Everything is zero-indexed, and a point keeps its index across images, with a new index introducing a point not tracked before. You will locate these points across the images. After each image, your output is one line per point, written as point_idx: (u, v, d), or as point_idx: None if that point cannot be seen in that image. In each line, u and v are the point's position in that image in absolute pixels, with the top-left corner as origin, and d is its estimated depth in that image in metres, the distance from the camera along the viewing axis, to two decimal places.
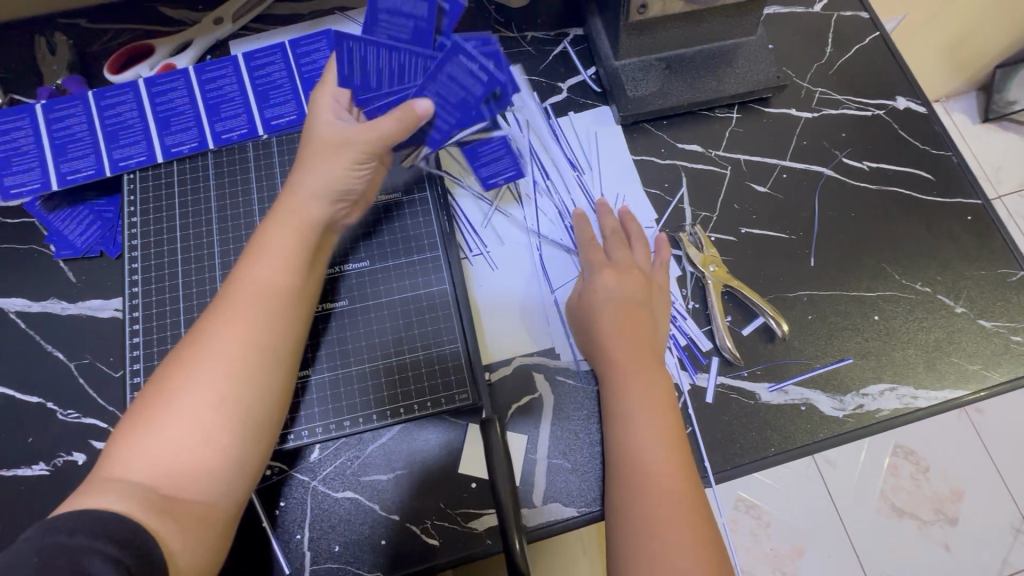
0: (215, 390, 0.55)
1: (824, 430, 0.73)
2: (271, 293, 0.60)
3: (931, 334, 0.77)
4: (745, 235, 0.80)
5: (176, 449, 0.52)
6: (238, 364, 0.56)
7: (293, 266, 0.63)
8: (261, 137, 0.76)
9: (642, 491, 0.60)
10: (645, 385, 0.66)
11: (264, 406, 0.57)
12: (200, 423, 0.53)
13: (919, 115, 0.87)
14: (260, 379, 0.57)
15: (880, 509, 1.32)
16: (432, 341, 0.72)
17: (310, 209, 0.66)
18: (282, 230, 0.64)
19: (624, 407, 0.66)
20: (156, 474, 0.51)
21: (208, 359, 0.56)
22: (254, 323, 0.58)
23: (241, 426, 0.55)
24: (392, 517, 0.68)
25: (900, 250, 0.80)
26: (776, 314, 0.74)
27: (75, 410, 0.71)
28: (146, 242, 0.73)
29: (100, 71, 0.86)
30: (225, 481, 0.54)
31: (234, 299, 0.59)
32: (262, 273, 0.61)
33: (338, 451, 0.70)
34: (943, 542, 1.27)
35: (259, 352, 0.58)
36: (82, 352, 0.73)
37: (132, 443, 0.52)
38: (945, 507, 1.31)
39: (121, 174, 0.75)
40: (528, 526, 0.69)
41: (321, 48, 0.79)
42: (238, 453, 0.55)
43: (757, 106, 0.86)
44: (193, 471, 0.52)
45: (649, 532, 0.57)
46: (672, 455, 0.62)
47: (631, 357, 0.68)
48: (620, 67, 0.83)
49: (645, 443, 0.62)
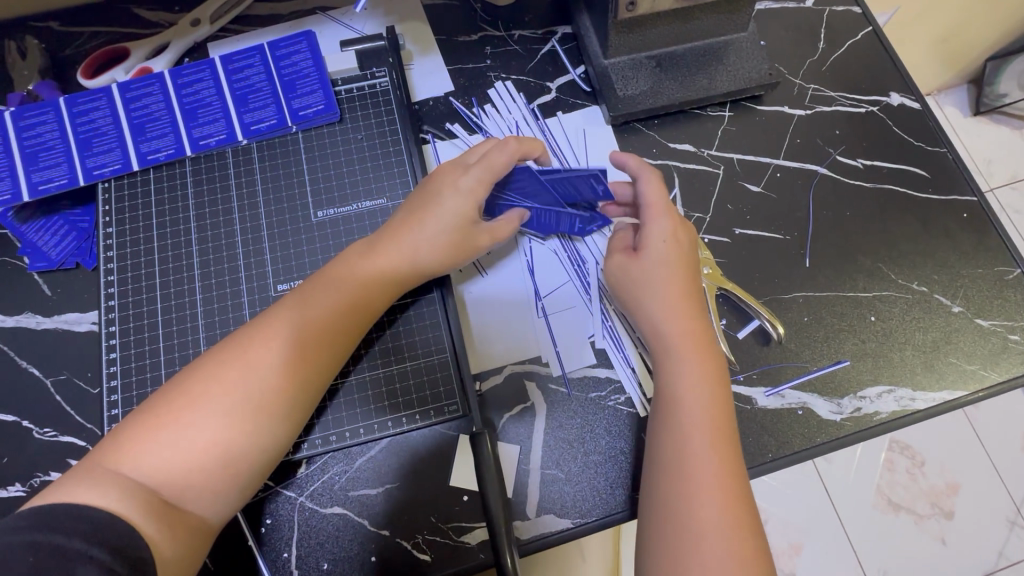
0: (246, 417, 0.55)
1: (822, 434, 0.72)
2: (331, 330, 0.61)
3: (929, 334, 0.75)
4: (740, 236, 0.79)
5: (192, 460, 0.53)
6: (279, 401, 0.57)
7: (352, 300, 0.63)
8: (241, 143, 0.74)
9: (692, 487, 0.56)
10: (700, 377, 0.63)
11: (281, 436, 0.58)
12: (221, 445, 0.54)
13: (913, 111, 0.86)
14: (288, 414, 0.58)
15: (878, 503, 1.30)
16: (419, 352, 0.71)
17: (382, 246, 0.66)
18: (361, 274, 0.64)
19: (680, 396, 0.62)
20: (165, 479, 0.52)
21: (252, 383, 0.56)
22: (310, 364, 0.59)
23: (259, 458, 0.56)
24: (382, 533, 0.66)
25: (896, 249, 0.79)
26: (771, 317, 0.73)
27: (51, 428, 0.68)
28: (123, 253, 0.70)
29: (73, 75, 0.83)
30: (224, 501, 0.55)
31: (298, 315, 0.60)
32: (328, 307, 0.61)
33: (326, 466, 0.68)
34: (938, 536, 1.27)
35: (303, 393, 0.59)
36: (59, 368, 0.70)
37: (152, 441, 0.52)
38: (937, 504, 1.30)
39: (95, 183, 0.72)
40: (522, 539, 0.67)
41: (302, 50, 0.77)
42: (248, 478, 0.56)
43: (750, 103, 0.85)
44: (200, 485, 0.53)
45: (694, 531, 0.54)
46: (723, 455, 0.58)
47: (693, 346, 0.64)
48: (609, 66, 0.81)
49: (698, 434, 0.59)
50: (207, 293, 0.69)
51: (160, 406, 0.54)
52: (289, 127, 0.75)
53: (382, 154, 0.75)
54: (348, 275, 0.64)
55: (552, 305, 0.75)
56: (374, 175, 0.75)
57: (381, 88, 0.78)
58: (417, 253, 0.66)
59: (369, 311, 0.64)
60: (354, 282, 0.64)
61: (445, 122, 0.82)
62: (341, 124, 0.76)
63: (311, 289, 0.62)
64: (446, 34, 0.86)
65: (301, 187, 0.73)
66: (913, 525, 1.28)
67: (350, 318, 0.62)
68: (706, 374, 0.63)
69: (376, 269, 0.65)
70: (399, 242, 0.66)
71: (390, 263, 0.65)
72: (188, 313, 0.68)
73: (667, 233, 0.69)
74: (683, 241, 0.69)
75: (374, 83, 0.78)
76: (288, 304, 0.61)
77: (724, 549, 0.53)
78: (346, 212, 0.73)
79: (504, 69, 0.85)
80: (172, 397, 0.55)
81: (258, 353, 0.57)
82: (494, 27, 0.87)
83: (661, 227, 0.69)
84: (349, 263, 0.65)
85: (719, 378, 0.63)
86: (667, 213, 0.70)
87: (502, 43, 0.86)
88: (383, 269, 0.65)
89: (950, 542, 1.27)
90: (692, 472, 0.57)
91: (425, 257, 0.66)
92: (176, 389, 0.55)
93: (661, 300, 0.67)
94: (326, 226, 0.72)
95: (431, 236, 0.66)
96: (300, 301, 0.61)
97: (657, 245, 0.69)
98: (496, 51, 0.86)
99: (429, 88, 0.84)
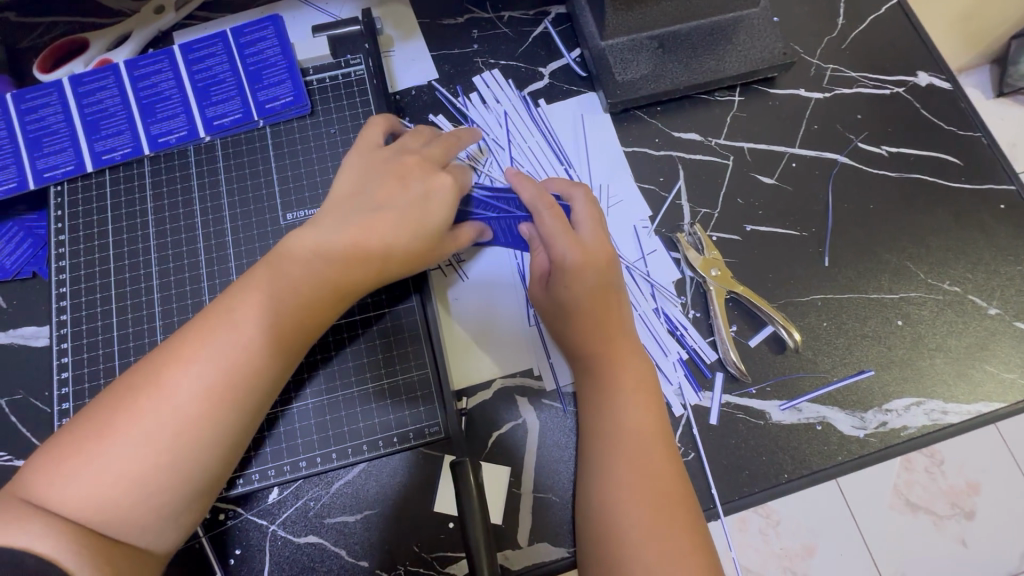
0: (170, 442, 0.49)
1: (843, 452, 0.65)
2: (271, 340, 0.53)
3: (963, 339, 0.68)
4: (751, 233, 0.72)
5: (112, 488, 0.47)
6: (207, 423, 0.50)
7: (295, 305, 0.55)
8: (203, 140, 0.68)
9: (624, 497, 0.54)
10: (631, 382, 0.59)
11: (220, 458, 0.51)
12: (145, 473, 0.48)
13: (943, 92, 0.78)
14: (221, 436, 0.51)
15: (892, 506, 0.83)
16: (397, 367, 0.64)
17: (332, 246, 0.57)
18: (303, 271, 0.56)
19: (609, 406, 0.58)
20: (83, 510, 0.46)
21: (175, 404, 0.49)
22: (245, 381, 0.52)
23: (191, 483, 0.50)
24: (361, 563, 0.61)
25: (927, 244, 0.72)
26: (786, 323, 0.66)
27: (5, 451, 0.63)
28: (76, 262, 0.65)
29: (29, 68, 0.76)
30: (158, 529, 0.49)
31: (227, 325, 0.53)
32: (264, 310, 0.54)
33: (299, 492, 0.62)
34: (960, 539, 0.83)
35: (236, 412, 0.52)
36: (14, 387, 0.65)
37: (67, 469, 0.47)
38: (950, 508, 0.84)
39: (47, 186, 0.67)
40: (513, 569, 0.62)
41: (268, 36, 0.70)
42: (183, 504, 0.50)
43: (762, 87, 0.77)
44: (122, 515, 0.47)
45: (634, 555, 0.51)
46: (656, 462, 0.55)
47: (615, 349, 0.60)
48: (607, 48, 0.74)
49: (629, 443, 0.56)
50: (166, 305, 0.64)
51: (77, 430, 0.49)
52: (255, 121, 0.68)
53: None
54: (287, 281, 0.55)
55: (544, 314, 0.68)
56: None
57: (357, 77, 0.71)
58: (374, 256, 0.58)
59: (318, 322, 0.57)
60: (297, 289, 0.55)
61: (428, 114, 0.76)
62: (312, 117, 0.70)
63: (243, 296, 0.54)
64: (429, 17, 0.79)
65: (270, 188, 0.67)
66: (930, 529, 0.83)
67: (294, 329, 0.55)
68: (636, 379, 0.59)
69: (324, 275, 0.56)
70: (352, 243, 0.57)
71: (342, 265, 0.57)
72: (146, 328, 0.63)
73: (570, 273, 0.61)
74: (594, 266, 0.61)
75: (349, 72, 0.71)
76: (216, 313, 0.53)
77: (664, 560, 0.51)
78: (317, 214, 0.67)
79: (493, 54, 0.78)
80: (93, 417, 0.49)
81: (180, 371, 0.50)
82: (481, 9, 0.80)
83: (562, 265, 0.61)
84: (291, 261, 0.56)
85: (647, 378, 0.59)
86: (571, 246, 0.61)
87: (491, 26, 0.79)
88: (332, 275, 0.57)
89: (975, 542, 0.83)
90: (625, 483, 0.54)
91: (384, 263, 0.58)
92: (95, 411, 0.49)
93: (582, 313, 0.61)
94: (295, 229, 0.66)
95: (391, 240, 0.58)
96: (230, 311, 0.53)
97: (561, 291, 0.61)
98: (484, 35, 0.79)
99: (411, 77, 0.77)
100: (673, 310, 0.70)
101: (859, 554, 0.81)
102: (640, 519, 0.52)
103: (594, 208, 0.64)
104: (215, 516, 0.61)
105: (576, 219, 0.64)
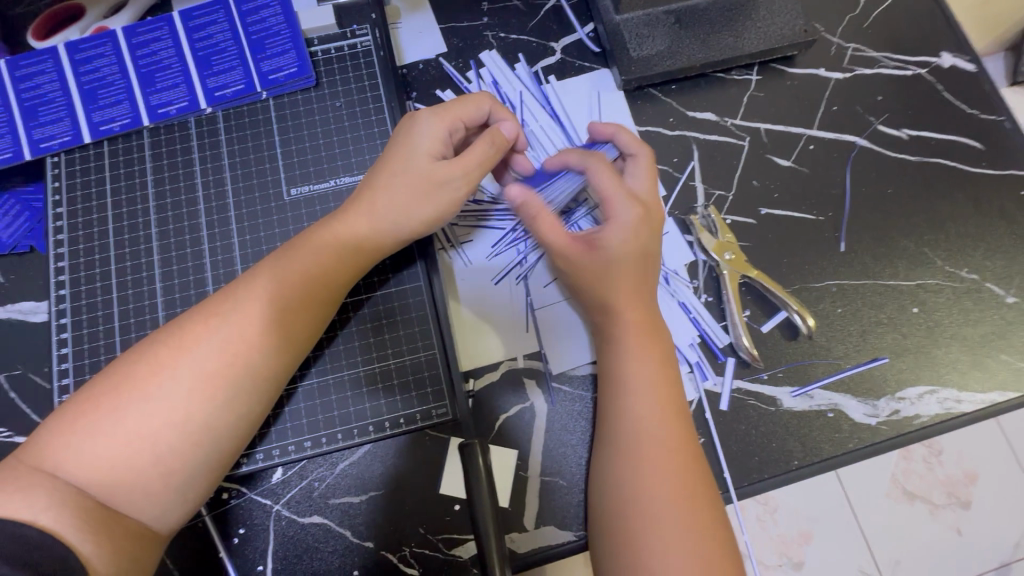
0: (183, 404, 0.48)
1: (855, 439, 0.64)
2: (292, 307, 0.53)
3: (979, 328, 0.67)
4: (766, 216, 0.70)
5: (123, 455, 0.46)
6: (221, 387, 0.49)
7: (305, 267, 0.54)
8: (204, 111, 0.66)
9: (642, 477, 0.52)
10: (651, 364, 0.57)
11: (231, 435, 0.50)
12: (155, 437, 0.47)
13: (966, 73, 0.75)
14: (236, 406, 0.50)
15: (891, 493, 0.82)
16: (404, 347, 0.63)
17: (352, 212, 0.57)
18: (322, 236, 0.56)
19: (624, 369, 0.57)
20: (93, 473, 0.45)
21: (191, 365, 0.49)
22: (259, 348, 0.51)
23: (201, 458, 0.49)
24: (366, 545, 0.60)
25: (945, 231, 0.70)
26: (800, 308, 0.64)
27: (5, 427, 0.62)
28: (75, 235, 0.63)
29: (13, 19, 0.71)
30: (165, 505, 0.48)
31: (250, 282, 0.53)
32: (281, 277, 0.53)
33: (303, 473, 0.61)
34: (956, 527, 0.82)
35: (252, 380, 0.51)
36: (13, 362, 0.64)
37: (77, 436, 0.46)
38: (947, 497, 0.83)
39: (43, 157, 0.65)
40: (519, 553, 0.61)
41: (271, 4, 0.67)
42: (191, 481, 0.49)
43: (781, 65, 0.75)
44: (129, 485, 0.46)
45: (651, 542, 0.50)
46: (672, 427, 0.54)
47: (641, 330, 0.58)
48: (621, 22, 0.72)
49: (647, 424, 0.54)
50: (168, 283, 0.62)
51: (90, 391, 0.48)
52: (258, 93, 0.66)
53: (363, 123, 0.67)
54: (309, 245, 0.55)
55: (540, 285, 0.68)
56: (355, 146, 0.66)
57: (363, 48, 0.69)
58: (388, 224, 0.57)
59: (333, 286, 0.56)
60: (312, 252, 0.55)
61: (435, 89, 0.74)
62: (317, 89, 0.68)
63: (265, 265, 0.54)
64: None
65: (273, 162, 0.65)
66: (926, 517, 0.82)
67: (308, 292, 0.54)
68: (655, 361, 0.57)
69: (342, 236, 0.56)
70: (366, 204, 0.57)
71: (358, 227, 0.57)
72: (147, 304, 0.61)
73: (627, 227, 0.58)
74: (647, 226, 0.59)
75: (355, 43, 0.69)
76: (236, 282, 0.54)
77: (681, 531, 0.50)
78: (321, 189, 0.65)
79: (504, 27, 0.76)
80: (108, 380, 0.48)
81: (197, 333, 0.50)
82: None
83: (620, 219, 0.58)
84: (312, 232, 0.57)
85: (670, 358, 0.58)
86: (628, 202, 0.58)
87: None
88: (347, 240, 0.56)
89: (972, 530, 0.82)
90: (639, 451, 0.53)
91: (398, 229, 0.57)
92: (110, 374, 0.49)
93: (626, 275, 0.58)
94: (299, 206, 0.64)
95: (403, 195, 0.57)
96: (249, 276, 0.53)
97: (614, 245, 0.58)
98: (494, 7, 0.76)
99: (419, 50, 0.74)
100: (687, 295, 0.68)
101: (855, 543, 0.81)
102: (656, 504, 0.51)
103: (653, 167, 0.62)
104: (218, 495, 0.60)
105: (633, 176, 0.62)
